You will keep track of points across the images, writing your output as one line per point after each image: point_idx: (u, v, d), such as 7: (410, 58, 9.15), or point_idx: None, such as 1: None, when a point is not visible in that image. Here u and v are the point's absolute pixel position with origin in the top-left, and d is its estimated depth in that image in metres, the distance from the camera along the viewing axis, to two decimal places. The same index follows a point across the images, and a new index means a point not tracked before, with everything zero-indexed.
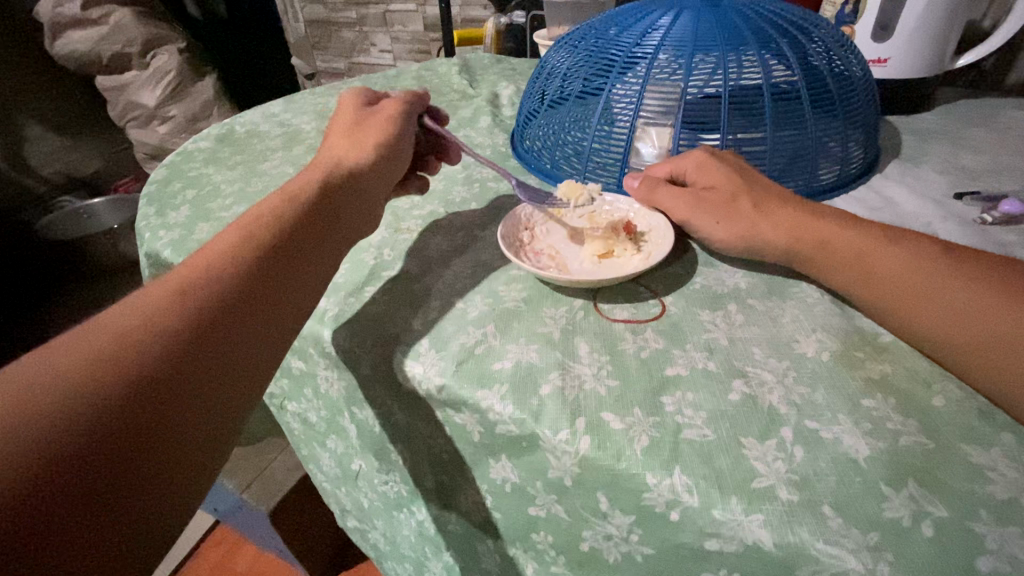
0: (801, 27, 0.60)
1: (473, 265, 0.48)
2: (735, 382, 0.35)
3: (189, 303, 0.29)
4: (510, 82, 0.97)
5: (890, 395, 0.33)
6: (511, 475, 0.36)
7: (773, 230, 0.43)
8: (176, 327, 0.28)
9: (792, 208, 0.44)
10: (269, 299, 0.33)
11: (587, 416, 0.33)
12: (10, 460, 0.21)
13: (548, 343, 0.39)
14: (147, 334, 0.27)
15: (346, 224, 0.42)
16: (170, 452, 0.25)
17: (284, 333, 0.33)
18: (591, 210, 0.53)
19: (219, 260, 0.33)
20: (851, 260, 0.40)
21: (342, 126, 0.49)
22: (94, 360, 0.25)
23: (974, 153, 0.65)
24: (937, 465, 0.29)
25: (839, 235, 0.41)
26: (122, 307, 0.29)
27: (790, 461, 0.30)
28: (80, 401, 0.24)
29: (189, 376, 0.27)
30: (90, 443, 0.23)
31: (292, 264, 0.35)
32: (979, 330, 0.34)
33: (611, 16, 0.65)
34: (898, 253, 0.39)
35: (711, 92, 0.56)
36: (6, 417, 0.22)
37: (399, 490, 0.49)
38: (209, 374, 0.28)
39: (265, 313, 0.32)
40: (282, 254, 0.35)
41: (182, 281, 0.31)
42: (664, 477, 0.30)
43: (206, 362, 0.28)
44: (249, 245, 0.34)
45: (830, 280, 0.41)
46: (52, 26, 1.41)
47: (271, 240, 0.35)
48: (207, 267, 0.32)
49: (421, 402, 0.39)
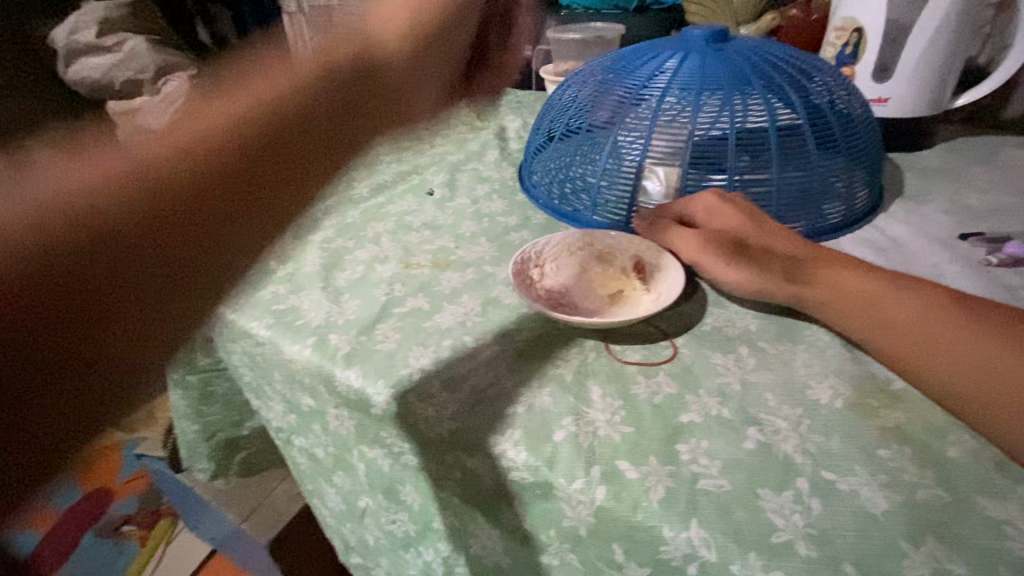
0: (805, 70, 0.61)
1: (484, 303, 0.49)
2: (749, 430, 0.35)
3: (193, 193, 0.27)
4: (517, 115, 0.99)
5: (905, 445, 0.33)
6: (523, 521, 0.36)
7: (783, 275, 0.44)
8: (121, 198, 0.25)
9: (799, 253, 0.45)
10: (240, 199, 0.28)
11: (602, 465, 0.33)
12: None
13: (560, 387, 0.39)
14: (111, 192, 0.25)
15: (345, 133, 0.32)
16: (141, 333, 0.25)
17: (249, 261, 0.29)
18: (599, 248, 0.53)
19: (173, 157, 0.27)
20: (863, 306, 0.40)
21: None
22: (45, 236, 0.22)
23: (978, 193, 0.66)
24: (955, 519, 0.29)
25: (850, 281, 0.42)
26: (70, 170, 0.25)
27: (807, 514, 0.30)
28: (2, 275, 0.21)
29: (186, 273, 0.27)
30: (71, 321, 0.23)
31: (276, 163, 0.30)
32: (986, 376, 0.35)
33: (618, 57, 0.66)
34: (906, 300, 0.40)
35: (717, 133, 0.58)
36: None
37: (408, 530, 0.48)
38: (183, 253, 0.27)
39: (247, 210, 0.29)
40: (266, 156, 0.29)
41: (166, 172, 0.26)
42: (680, 530, 0.30)
43: (180, 244, 0.26)
44: (226, 139, 0.28)
45: (840, 324, 0.41)
46: (66, 53, 1.42)
47: (233, 145, 0.28)
48: (248, 73, 0.30)
49: (433, 445, 0.39)
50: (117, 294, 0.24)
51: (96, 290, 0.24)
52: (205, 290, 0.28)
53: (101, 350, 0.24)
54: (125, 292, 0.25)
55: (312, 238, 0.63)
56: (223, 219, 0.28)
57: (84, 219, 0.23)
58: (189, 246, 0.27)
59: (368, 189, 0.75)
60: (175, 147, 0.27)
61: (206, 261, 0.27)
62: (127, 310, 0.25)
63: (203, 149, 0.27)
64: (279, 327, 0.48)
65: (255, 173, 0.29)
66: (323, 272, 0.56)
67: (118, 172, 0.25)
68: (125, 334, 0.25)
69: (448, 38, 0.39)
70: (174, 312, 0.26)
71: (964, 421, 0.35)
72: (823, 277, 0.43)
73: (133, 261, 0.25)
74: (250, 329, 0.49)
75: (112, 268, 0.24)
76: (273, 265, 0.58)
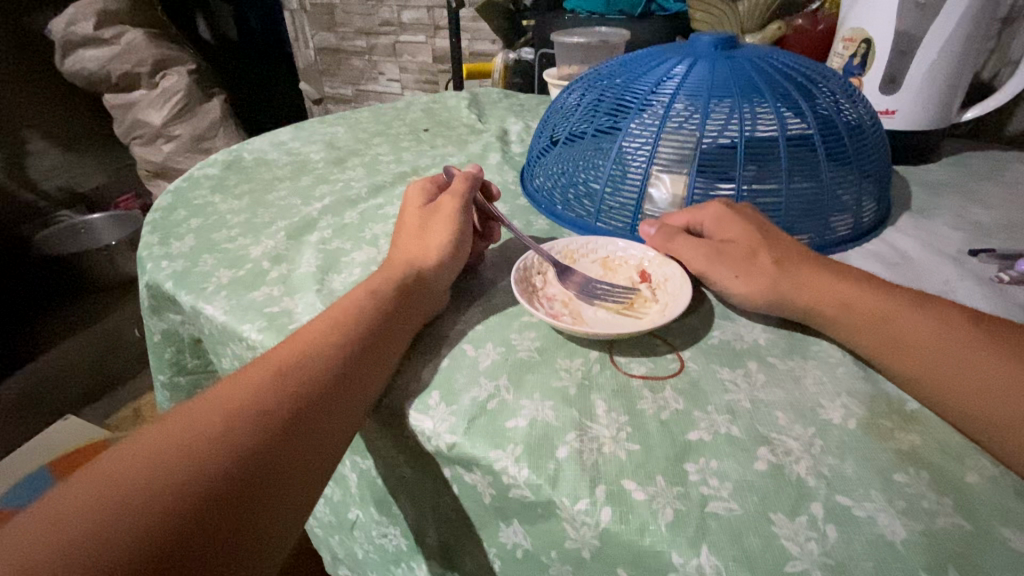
0: (815, 80, 0.60)
1: (485, 309, 0.47)
2: (760, 450, 0.33)
3: (274, 416, 0.33)
4: (519, 118, 0.98)
5: (922, 470, 0.32)
6: (522, 540, 0.35)
7: (796, 289, 0.42)
8: (234, 437, 0.31)
9: (808, 265, 0.44)
10: (314, 425, 0.34)
11: (608, 485, 0.32)
12: (150, 524, 0.26)
13: (564, 400, 0.37)
14: (222, 437, 0.31)
15: (373, 359, 0.38)
16: (257, 521, 0.29)
17: (334, 442, 0.34)
18: (604, 256, 0.52)
19: (266, 389, 0.34)
20: (875, 323, 0.39)
21: (408, 226, 0.50)
22: (184, 466, 0.29)
23: (985, 208, 0.65)
24: (976, 550, 0.28)
25: (862, 298, 0.41)
26: (198, 419, 0.32)
27: (823, 542, 0.28)
28: (151, 494, 0.27)
29: (279, 463, 0.31)
30: (206, 510, 0.28)
31: (333, 404, 0.35)
32: (1000, 399, 0.34)
33: (626, 62, 0.65)
34: (921, 317, 0.39)
35: (726, 141, 0.57)
36: (123, 506, 0.26)
37: (400, 543, 0.46)
38: (286, 462, 0.31)
39: (321, 428, 0.34)
40: (324, 400, 0.35)
41: (256, 399, 0.33)
42: (690, 557, 0.28)
43: (284, 446, 0.32)
44: (295, 376, 0.35)
45: (852, 342, 0.40)
46: (63, 44, 1.41)
47: (305, 379, 0.35)
48: (296, 358, 0.36)
49: (431, 458, 0.37)
50: (283, 474, 0.31)
51: (272, 471, 0.31)
52: (334, 471, 0.34)
53: (271, 510, 0.30)
54: (292, 477, 0.31)
55: (308, 239, 0.62)
56: (336, 403, 0.35)
57: (261, 449, 0.31)
58: (323, 427, 0.34)
59: (366, 189, 0.73)
60: (288, 395, 0.34)
61: (339, 440, 0.34)
62: (288, 477, 0.31)
63: (310, 386, 0.35)
64: (271, 330, 0.47)
65: (351, 382, 0.36)
66: (319, 275, 0.54)
67: (262, 407, 0.33)
68: (287, 503, 0.31)
69: (465, 224, 0.50)
70: (309, 478, 0.32)
71: (980, 445, 0.33)
72: (835, 292, 0.41)
73: (299, 452, 0.32)
74: (241, 332, 0.48)
75: (279, 462, 0.31)
76: (267, 266, 0.57)
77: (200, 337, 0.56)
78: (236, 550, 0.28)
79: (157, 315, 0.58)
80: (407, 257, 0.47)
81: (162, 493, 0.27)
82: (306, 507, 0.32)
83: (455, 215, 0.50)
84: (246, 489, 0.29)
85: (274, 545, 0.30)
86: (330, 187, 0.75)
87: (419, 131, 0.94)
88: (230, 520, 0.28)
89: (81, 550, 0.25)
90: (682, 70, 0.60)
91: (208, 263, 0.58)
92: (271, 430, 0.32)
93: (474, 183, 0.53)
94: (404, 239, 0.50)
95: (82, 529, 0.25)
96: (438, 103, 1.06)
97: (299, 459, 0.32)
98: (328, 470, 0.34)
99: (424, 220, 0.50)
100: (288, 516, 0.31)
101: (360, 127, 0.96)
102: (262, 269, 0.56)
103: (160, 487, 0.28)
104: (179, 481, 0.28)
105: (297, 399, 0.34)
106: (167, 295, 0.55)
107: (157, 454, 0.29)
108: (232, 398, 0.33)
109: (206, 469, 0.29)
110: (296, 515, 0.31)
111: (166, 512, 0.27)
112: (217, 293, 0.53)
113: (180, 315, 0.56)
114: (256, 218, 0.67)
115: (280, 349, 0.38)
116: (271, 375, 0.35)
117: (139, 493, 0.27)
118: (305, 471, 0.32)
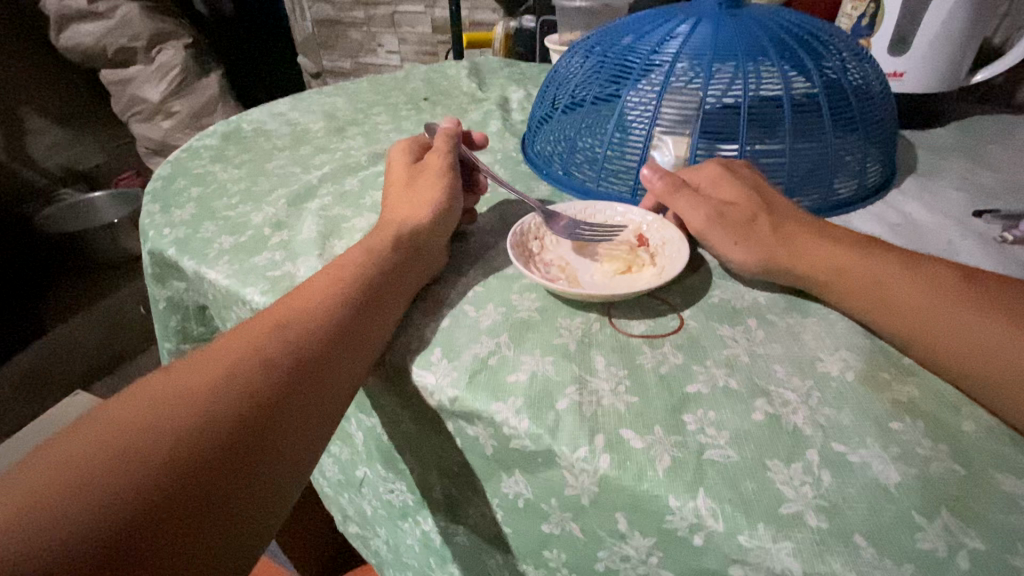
0: (821, 39, 0.59)
1: (486, 271, 0.47)
2: (758, 402, 0.34)
3: (279, 367, 0.33)
4: (520, 86, 0.96)
5: (918, 419, 0.32)
6: (524, 490, 0.35)
7: (790, 256, 0.42)
8: (239, 386, 0.31)
9: (800, 231, 0.43)
10: (318, 377, 0.34)
11: (607, 434, 0.32)
12: (161, 464, 0.27)
13: (564, 356, 0.38)
14: (228, 386, 0.31)
15: (375, 316, 0.39)
16: (266, 466, 0.30)
17: (337, 395, 0.35)
18: (601, 222, 0.51)
19: (269, 341, 0.34)
20: (867, 287, 0.39)
21: (399, 187, 0.50)
22: (193, 412, 0.29)
23: (992, 171, 0.64)
24: (970, 493, 0.28)
25: (855, 262, 0.40)
26: (202, 369, 0.32)
27: (817, 485, 0.29)
28: (161, 437, 0.28)
29: (286, 412, 0.32)
30: (216, 454, 0.28)
31: (335, 357, 0.36)
32: (995, 352, 0.33)
33: (627, 23, 0.64)
34: (912, 278, 0.38)
35: (729, 102, 0.56)
36: (133, 446, 0.27)
37: (406, 499, 0.47)
38: (291, 412, 0.32)
39: (325, 380, 0.34)
40: (327, 354, 0.35)
41: (259, 351, 0.34)
42: (687, 500, 0.29)
43: (289, 396, 0.32)
44: (297, 330, 0.36)
45: (845, 306, 0.40)
46: (58, 19, 1.40)
47: (307, 333, 0.36)
48: (298, 313, 0.37)
49: (433, 413, 0.38)
50: (286, 424, 0.32)
51: (278, 419, 0.31)
52: (338, 424, 0.35)
53: (279, 457, 0.31)
54: (293, 430, 0.32)
55: (309, 206, 0.61)
56: (337, 358, 0.36)
57: (266, 400, 0.32)
58: (325, 380, 0.34)
59: (366, 158, 0.73)
60: (291, 348, 0.34)
61: (341, 395, 0.35)
62: (294, 426, 0.32)
63: (313, 340, 0.35)
64: (274, 293, 0.47)
65: (352, 338, 0.37)
66: (320, 240, 0.54)
67: (264, 361, 0.33)
68: (294, 451, 0.32)
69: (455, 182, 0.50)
70: (310, 433, 0.33)
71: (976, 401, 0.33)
72: (828, 256, 0.41)
73: (303, 403, 0.33)
74: (244, 295, 0.48)
75: (282, 413, 0.32)
76: (268, 232, 0.57)
77: (204, 303, 0.57)
78: (241, 498, 0.28)
79: (162, 283, 0.59)
80: (400, 216, 0.47)
81: (171, 437, 0.28)
82: (312, 456, 0.33)
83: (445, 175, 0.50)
84: (253, 435, 0.30)
85: (279, 492, 0.30)
86: (329, 155, 0.74)
87: (419, 100, 0.93)
88: (239, 464, 0.29)
89: (86, 487, 0.25)
90: (684, 30, 0.59)
91: (210, 230, 0.58)
92: (276, 380, 0.33)
93: (453, 136, 0.54)
94: (396, 199, 0.49)
95: (88, 467, 0.26)
96: (438, 73, 1.04)
97: (304, 410, 0.33)
98: (332, 422, 0.34)
99: (412, 180, 0.50)
100: (291, 467, 0.31)
101: (360, 97, 0.94)
102: (263, 235, 0.56)
103: (165, 432, 0.28)
104: (183, 427, 0.29)
105: (300, 352, 0.35)
106: (170, 262, 0.56)
107: (165, 401, 0.30)
108: (236, 349, 0.34)
109: (213, 414, 0.30)
110: (303, 464, 0.32)
111: (176, 453, 0.27)
112: (219, 259, 0.53)
113: (184, 282, 0.56)
114: (256, 186, 0.67)
115: (281, 306, 0.38)
116: (273, 329, 0.35)
117: (144, 437, 0.28)
118: (308, 424, 0.33)
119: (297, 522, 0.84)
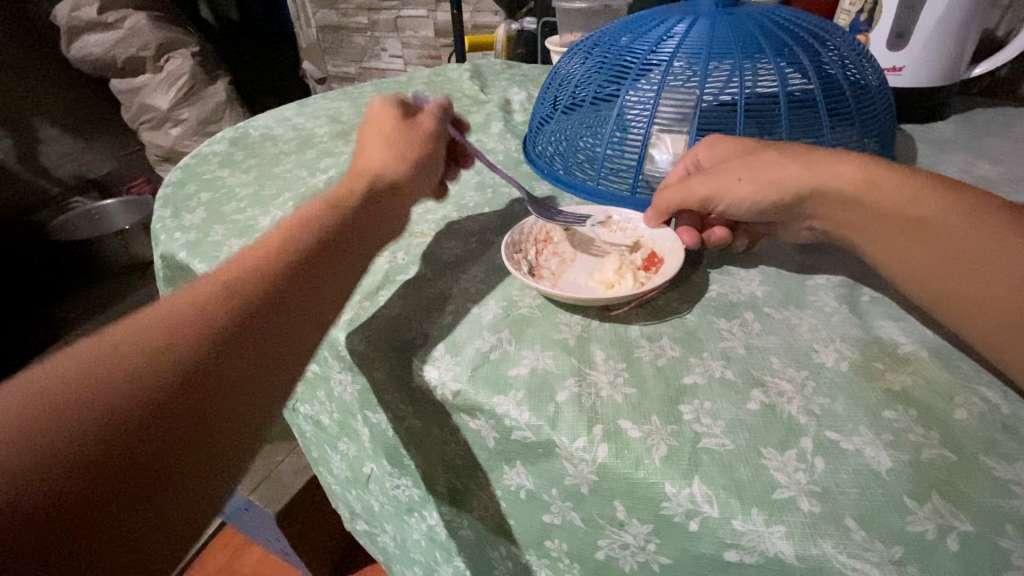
0: (817, 36, 0.60)
1: (487, 269, 0.48)
2: (754, 392, 0.34)
3: (226, 319, 0.29)
4: (522, 88, 0.97)
5: (911, 407, 0.33)
6: (525, 481, 0.36)
7: (814, 175, 0.40)
8: (179, 341, 0.27)
9: (827, 156, 0.41)
10: (272, 332, 0.30)
11: (605, 424, 0.33)
12: (78, 435, 0.22)
13: (563, 350, 0.39)
14: (166, 341, 0.27)
15: (335, 267, 0.35)
16: (211, 436, 0.26)
17: (294, 353, 0.31)
18: (638, 236, 0.50)
19: (217, 293, 0.30)
20: (898, 206, 0.38)
21: (381, 133, 0.47)
22: (119, 372, 0.25)
23: (993, 163, 0.64)
24: (961, 478, 0.29)
25: (889, 180, 0.38)
26: (135, 322, 0.27)
27: (811, 472, 0.30)
28: (79, 402, 0.23)
29: (232, 372, 0.28)
30: (147, 420, 0.24)
31: (291, 311, 0.31)
32: (996, 301, 0.34)
33: (625, 24, 0.65)
34: (938, 206, 0.37)
35: (725, 100, 0.57)
36: (41, 416, 0.22)
37: (412, 494, 0.48)
38: (240, 370, 0.28)
39: (278, 336, 0.30)
40: (281, 306, 0.31)
41: (202, 301, 0.29)
42: (683, 486, 0.30)
43: (237, 352, 0.28)
44: (248, 280, 0.31)
45: (867, 232, 0.40)
46: (69, 30, 1.43)
47: (261, 282, 0.31)
48: (250, 262, 0.32)
49: (436, 407, 0.39)
50: (234, 383, 0.27)
51: (224, 379, 0.27)
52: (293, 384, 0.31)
53: (225, 423, 0.27)
54: (243, 392, 0.28)
55: None
56: (274, 325, 0.30)
57: (209, 357, 0.27)
58: (280, 336, 0.30)
59: None
60: (240, 297, 0.30)
61: (277, 369, 0.30)
62: (245, 385, 0.28)
63: (267, 290, 0.31)
64: None
65: (317, 284, 0.33)
66: None
67: (209, 312, 0.29)
68: (243, 416, 0.28)
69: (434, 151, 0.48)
70: (262, 394, 0.29)
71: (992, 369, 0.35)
72: (856, 175, 0.39)
73: (256, 359, 0.29)
74: None
75: (214, 388, 0.27)
76: None
77: None
78: (180, 474, 0.25)
79: (173, 286, 0.60)
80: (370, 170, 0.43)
81: (89, 402, 0.23)
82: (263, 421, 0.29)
83: (431, 141, 0.48)
84: (195, 399, 0.26)
85: (227, 461, 0.27)
86: (335, 159, 0.76)
87: None
88: (176, 437, 0.25)
89: None
90: (683, 29, 0.60)
91: (219, 233, 0.59)
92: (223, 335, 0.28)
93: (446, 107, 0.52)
94: (373, 147, 0.46)
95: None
96: (441, 76, 1.06)
97: (257, 367, 0.29)
98: (288, 379, 0.30)
99: (398, 131, 0.46)
100: (240, 435, 0.27)
101: (364, 101, 0.96)
102: None
103: (48, 413, 0.23)
104: (72, 405, 0.23)
105: (253, 301, 0.30)
106: (181, 265, 0.57)
107: (87, 359, 0.25)
108: (176, 301, 0.29)
109: (145, 376, 0.25)
110: (254, 430, 0.28)
111: (97, 421, 0.23)
112: None
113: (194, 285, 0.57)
114: (263, 190, 0.68)
115: (231, 261, 0.33)
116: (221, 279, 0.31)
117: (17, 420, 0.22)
118: (258, 392, 0.29)
119: (306, 522, 0.85)
